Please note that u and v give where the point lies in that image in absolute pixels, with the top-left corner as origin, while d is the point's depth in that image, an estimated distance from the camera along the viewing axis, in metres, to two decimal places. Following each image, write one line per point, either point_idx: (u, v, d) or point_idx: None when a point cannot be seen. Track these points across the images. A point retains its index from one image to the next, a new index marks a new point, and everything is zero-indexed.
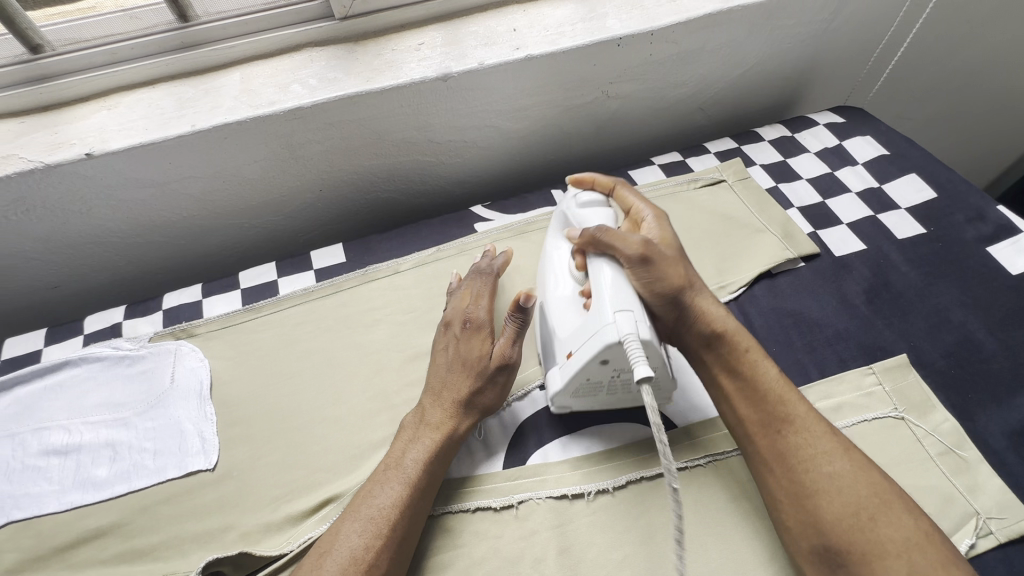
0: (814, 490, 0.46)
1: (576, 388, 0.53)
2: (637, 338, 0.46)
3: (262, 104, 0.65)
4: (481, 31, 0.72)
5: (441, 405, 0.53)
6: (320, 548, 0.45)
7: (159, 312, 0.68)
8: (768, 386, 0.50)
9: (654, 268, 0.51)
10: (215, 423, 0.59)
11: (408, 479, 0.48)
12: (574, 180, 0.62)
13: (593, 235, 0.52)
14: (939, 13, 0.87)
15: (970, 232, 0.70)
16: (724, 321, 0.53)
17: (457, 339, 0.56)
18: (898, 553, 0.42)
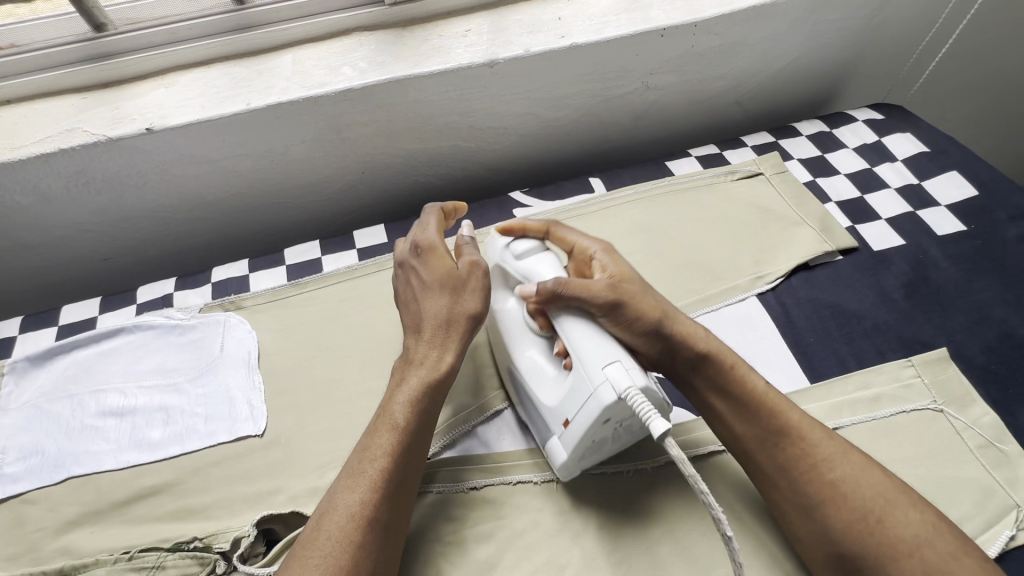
0: (820, 500, 0.46)
1: (582, 453, 0.50)
2: (637, 389, 0.43)
3: (314, 85, 0.67)
4: (526, 19, 0.73)
5: (420, 337, 0.51)
6: (322, 507, 0.44)
7: (208, 285, 0.70)
8: (760, 401, 0.49)
9: (627, 309, 0.50)
10: (263, 391, 0.61)
11: (395, 425, 0.47)
12: (503, 230, 0.58)
13: (555, 290, 0.49)
14: (983, 11, 0.86)
15: (1012, 230, 0.70)
16: (708, 340, 0.52)
17: (418, 268, 0.54)
18: (910, 552, 0.42)
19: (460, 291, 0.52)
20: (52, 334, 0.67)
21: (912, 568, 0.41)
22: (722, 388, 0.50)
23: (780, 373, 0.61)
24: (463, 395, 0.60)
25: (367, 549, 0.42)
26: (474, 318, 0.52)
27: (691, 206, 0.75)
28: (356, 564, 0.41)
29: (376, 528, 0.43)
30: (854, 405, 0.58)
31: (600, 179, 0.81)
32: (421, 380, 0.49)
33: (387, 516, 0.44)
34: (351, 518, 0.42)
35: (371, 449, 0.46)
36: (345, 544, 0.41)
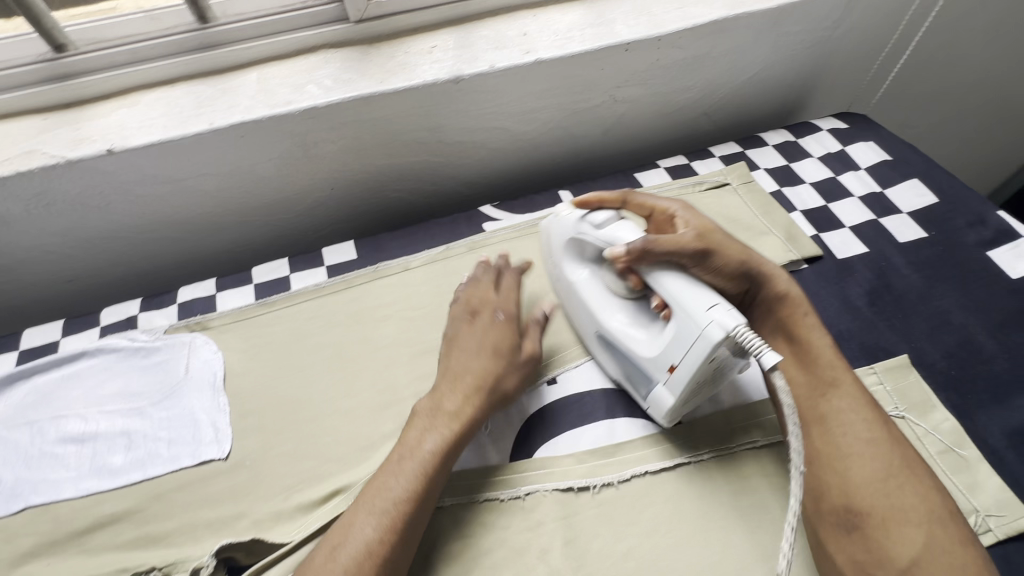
0: (848, 453, 0.49)
1: (690, 396, 0.52)
2: (744, 327, 0.45)
3: (278, 103, 0.67)
4: (492, 35, 0.74)
5: (459, 391, 0.53)
6: (356, 506, 0.47)
7: (174, 306, 0.69)
8: (823, 353, 0.55)
9: (716, 256, 0.54)
10: (228, 414, 0.60)
11: (430, 457, 0.49)
12: (579, 202, 0.60)
13: (646, 248, 0.51)
14: (940, 22, 0.88)
15: (971, 236, 0.72)
16: (788, 284, 0.58)
17: (487, 328, 0.58)
18: (917, 520, 0.45)
19: (507, 368, 0.56)
20: (12, 358, 0.66)
21: (913, 533, 0.44)
22: (792, 332, 0.56)
23: (744, 384, 0.62)
24: None
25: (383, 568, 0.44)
26: (506, 396, 0.56)
27: None
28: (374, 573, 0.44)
29: (388, 553, 0.45)
30: None
31: (570, 192, 0.81)
32: (449, 431, 0.51)
33: (404, 540, 0.46)
34: (375, 532, 0.45)
35: (401, 470, 0.49)
36: (367, 559, 0.44)
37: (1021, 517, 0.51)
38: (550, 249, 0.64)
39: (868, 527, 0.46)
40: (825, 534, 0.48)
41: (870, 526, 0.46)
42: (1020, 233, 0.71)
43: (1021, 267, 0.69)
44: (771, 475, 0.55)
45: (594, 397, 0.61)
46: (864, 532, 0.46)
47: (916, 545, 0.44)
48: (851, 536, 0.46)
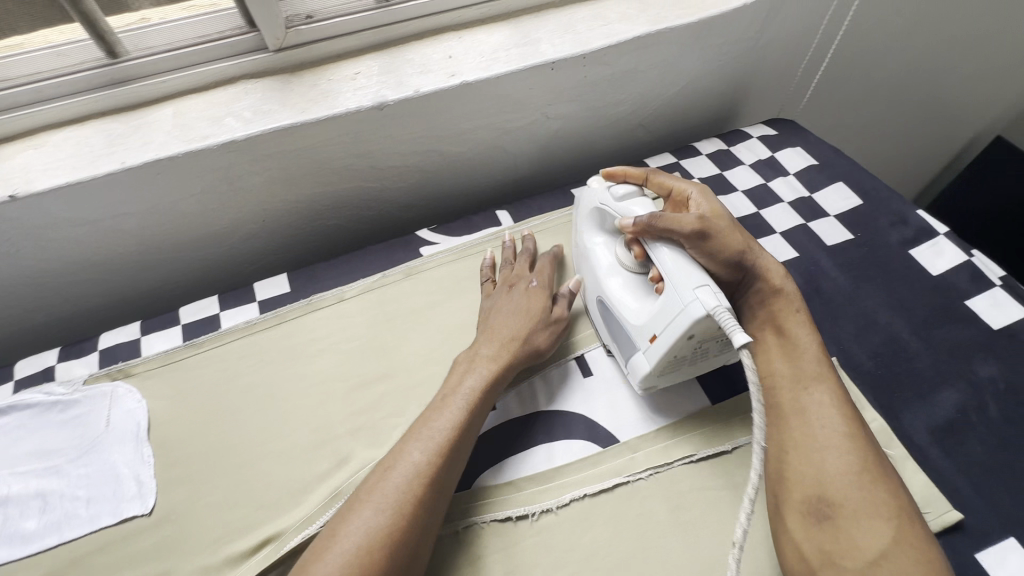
0: (824, 443, 0.48)
1: (664, 368, 0.55)
2: (725, 308, 0.48)
3: (195, 138, 0.64)
4: (417, 59, 0.73)
5: (496, 342, 0.59)
6: (416, 427, 0.52)
7: (95, 353, 0.66)
8: (808, 348, 0.55)
9: (709, 240, 0.56)
10: (152, 465, 0.57)
11: (489, 377, 0.56)
12: (607, 174, 0.67)
13: (648, 222, 0.55)
14: (857, 28, 0.92)
15: (894, 236, 0.75)
16: (783, 282, 0.60)
17: (523, 290, 0.64)
18: (886, 514, 0.44)
19: (538, 327, 0.61)
20: None
21: (881, 527, 0.43)
22: (783, 325, 0.57)
23: (682, 395, 0.62)
24: (365, 448, 0.58)
25: (442, 469, 0.49)
26: (540, 351, 0.61)
27: None
28: (434, 469, 0.49)
29: (448, 458, 0.50)
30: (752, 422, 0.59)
31: (508, 211, 0.81)
32: (501, 365, 0.57)
33: (462, 448, 0.52)
34: (440, 439, 0.50)
35: (461, 386, 0.55)
36: (428, 458, 0.49)
37: (946, 512, 0.52)
38: (576, 218, 0.69)
39: (839, 518, 0.44)
40: (795, 525, 0.46)
41: (841, 517, 0.44)
42: (939, 230, 0.74)
43: (940, 263, 0.71)
44: (709, 487, 0.55)
45: (534, 419, 0.61)
46: (834, 522, 0.44)
47: (883, 539, 0.43)
48: (822, 526, 0.45)
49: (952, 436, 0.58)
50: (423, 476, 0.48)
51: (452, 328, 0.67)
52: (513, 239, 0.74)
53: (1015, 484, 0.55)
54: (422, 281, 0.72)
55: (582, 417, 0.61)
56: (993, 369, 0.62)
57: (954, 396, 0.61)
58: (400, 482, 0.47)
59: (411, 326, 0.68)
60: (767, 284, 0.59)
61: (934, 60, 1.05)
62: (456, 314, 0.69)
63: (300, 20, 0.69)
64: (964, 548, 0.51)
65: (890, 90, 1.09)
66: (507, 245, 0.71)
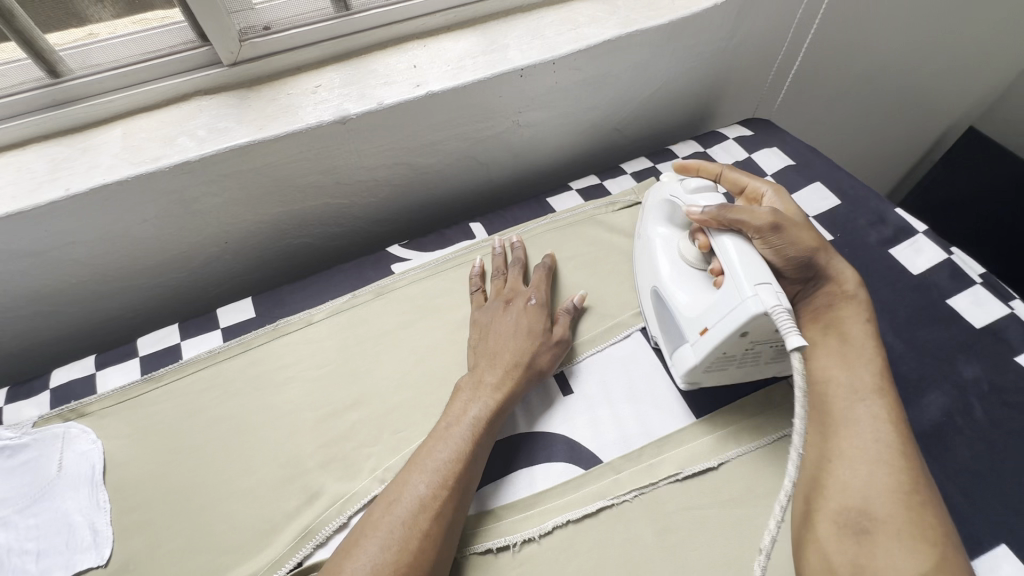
0: (873, 459, 0.46)
1: (711, 363, 0.53)
2: (784, 308, 0.46)
3: (145, 160, 0.61)
4: (380, 70, 0.70)
5: (498, 366, 0.57)
6: (421, 453, 0.50)
7: (46, 392, 0.62)
8: (870, 357, 0.53)
9: (785, 233, 0.55)
10: (108, 512, 0.54)
11: (495, 406, 0.54)
12: (681, 167, 0.66)
13: (718, 213, 0.55)
14: (829, 25, 0.91)
15: (873, 235, 0.74)
16: (855, 288, 0.58)
17: (519, 310, 0.62)
18: (931, 540, 0.41)
19: (541, 348, 0.59)
20: None
21: (924, 551, 0.41)
22: (846, 329, 0.55)
23: (666, 411, 0.60)
24: (337, 482, 0.55)
25: (449, 504, 0.47)
26: (543, 373, 0.59)
27: (572, 243, 0.74)
28: (446, 492, 0.47)
29: (456, 491, 0.48)
30: (738, 435, 0.57)
31: (481, 223, 0.79)
32: (508, 393, 0.55)
33: (467, 479, 0.49)
34: (443, 467, 0.49)
35: (465, 414, 0.53)
36: (434, 492, 0.47)
37: None
38: (644, 210, 0.69)
39: (879, 534, 0.42)
40: (827, 533, 0.44)
41: (881, 533, 0.42)
42: (918, 228, 0.73)
43: (920, 262, 0.71)
44: (697, 507, 0.53)
45: (514, 443, 0.58)
46: (873, 538, 0.42)
47: (925, 563, 0.40)
48: (858, 539, 0.42)
49: (939, 440, 0.57)
50: (428, 513, 0.46)
51: (427, 349, 0.65)
52: (505, 247, 0.72)
53: (1004, 488, 0.54)
54: (394, 301, 0.69)
55: (564, 438, 0.58)
56: (977, 369, 0.61)
57: (940, 399, 0.60)
58: (406, 516, 0.45)
59: (384, 348, 0.65)
60: (835, 288, 0.58)
61: (906, 55, 1.05)
62: (430, 334, 0.66)
63: (255, 32, 0.65)
64: None
65: (863, 86, 1.09)
66: (498, 252, 0.70)
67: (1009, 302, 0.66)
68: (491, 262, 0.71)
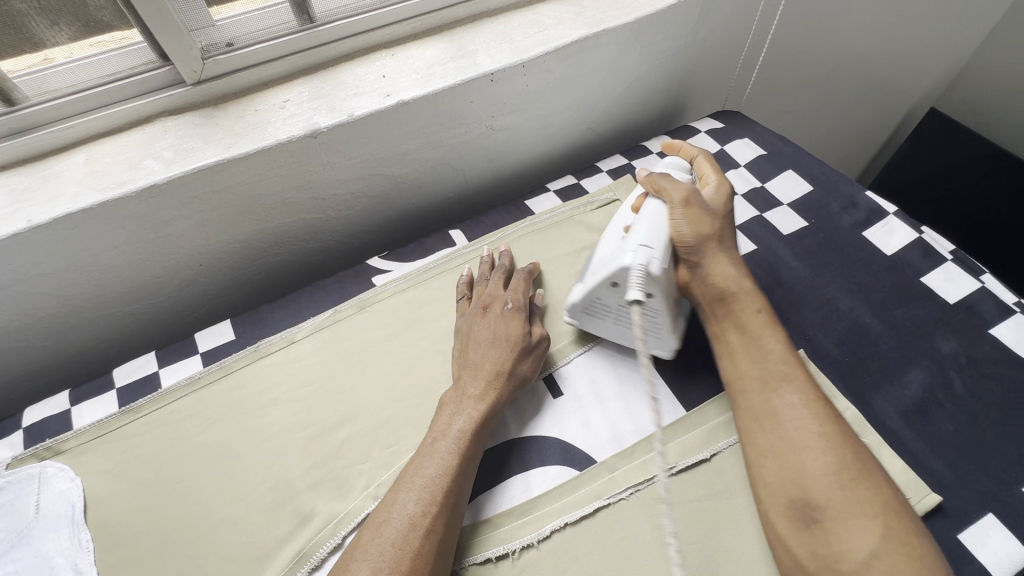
0: (800, 447, 0.48)
1: (589, 305, 0.60)
2: (644, 269, 0.53)
3: (110, 186, 0.59)
4: (350, 81, 0.69)
5: (481, 378, 0.56)
6: (411, 470, 0.50)
7: (20, 432, 0.60)
8: (769, 348, 0.54)
9: (689, 213, 0.58)
10: (92, 551, 0.52)
11: (479, 418, 0.53)
12: (666, 146, 0.72)
13: (654, 177, 0.62)
14: (791, 16, 0.93)
15: (846, 219, 0.75)
16: (739, 282, 0.58)
17: (498, 315, 0.61)
18: (874, 513, 0.43)
19: (524, 354, 0.59)
20: None
21: (869, 526, 0.43)
22: (741, 322, 0.56)
23: (656, 406, 0.60)
24: (329, 502, 0.54)
25: (440, 518, 0.47)
26: (525, 380, 0.59)
27: (553, 244, 0.74)
28: (433, 512, 0.46)
29: (448, 505, 0.48)
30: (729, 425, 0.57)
31: (461, 230, 0.78)
32: (492, 404, 0.55)
33: (457, 494, 0.49)
34: (429, 485, 0.48)
35: (449, 428, 0.52)
36: (423, 508, 0.46)
37: (925, 495, 0.52)
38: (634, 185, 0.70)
39: (827, 520, 0.44)
40: (784, 529, 0.46)
41: (829, 520, 0.44)
42: (888, 210, 0.75)
43: (893, 242, 0.72)
44: (691, 500, 0.53)
45: (506, 449, 0.58)
46: (824, 525, 0.44)
47: (874, 537, 0.42)
48: (812, 530, 0.45)
49: (922, 416, 0.58)
50: (420, 531, 0.45)
51: (412, 361, 0.64)
52: (492, 254, 0.71)
53: (987, 459, 0.55)
54: (378, 313, 0.68)
55: (556, 440, 0.58)
56: (954, 344, 0.63)
57: (920, 375, 0.61)
58: (396, 537, 0.45)
59: (369, 363, 0.64)
60: (723, 282, 0.57)
61: (866, 41, 1.08)
62: (415, 345, 0.65)
63: (218, 49, 0.64)
64: (947, 530, 0.51)
65: (827, 74, 1.12)
66: (483, 259, 0.69)
67: (980, 277, 0.68)
68: (477, 270, 0.70)
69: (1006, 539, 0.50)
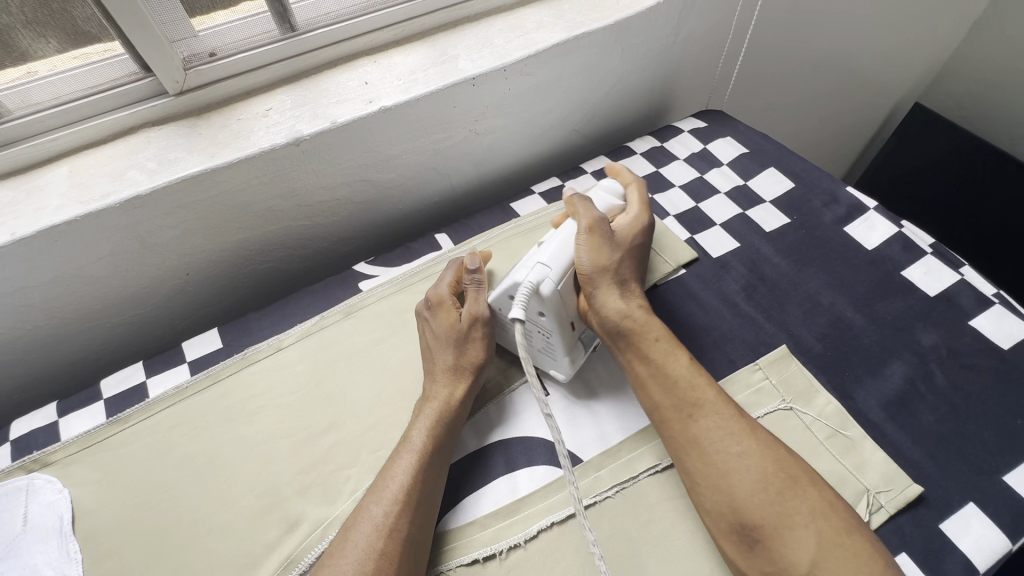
0: (726, 472, 0.49)
1: (490, 319, 0.60)
2: (532, 285, 0.54)
3: (94, 197, 0.59)
4: (333, 88, 0.70)
5: (436, 378, 0.57)
6: (376, 480, 0.51)
7: (8, 445, 0.60)
8: (678, 375, 0.55)
9: (595, 239, 0.59)
10: (81, 562, 0.52)
11: (434, 417, 0.54)
12: (609, 169, 0.72)
13: (573, 198, 0.63)
14: (771, 15, 0.94)
15: (828, 215, 0.76)
16: (632, 313, 0.58)
17: (427, 319, 0.60)
18: (806, 523, 0.45)
19: (464, 344, 0.58)
20: None
21: (806, 536, 0.44)
22: (646, 352, 0.57)
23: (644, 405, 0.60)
24: (317, 507, 0.55)
25: (404, 518, 0.48)
26: (477, 366, 0.58)
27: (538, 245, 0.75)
28: (399, 514, 0.48)
29: (410, 504, 0.49)
30: None
31: (447, 234, 0.79)
32: (444, 401, 0.56)
33: (425, 493, 0.50)
34: (393, 488, 0.49)
35: (411, 433, 0.54)
36: (387, 510, 0.48)
37: (906, 487, 0.53)
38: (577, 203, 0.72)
39: (767, 539, 0.45)
40: (733, 553, 0.47)
41: (769, 539, 0.45)
42: (869, 205, 0.76)
43: (874, 237, 0.73)
44: (676, 497, 0.54)
45: (492, 450, 0.58)
46: (766, 546, 0.45)
47: (811, 547, 0.44)
48: (756, 552, 0.46)
49: (904, 408, 0.59)
50: (384, 531, 0.47)
51: (400, 365, 0.64)
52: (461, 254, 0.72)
53: (968, 449, 0.56)
54: (365, 319, 0.69)
55: (543, 441, 0.59)
56: (935, 336, 0.64)
57: (902, 368, 0.62)
58: (364, 541, 0.46)
59: (356, 368, 0.64)
60: (621, 313, 0.58)
61: (848, 39, 1.09)
62: (401, 349, 0.66)
63: (200, 59, 0.65)
64: (929, 521, 0.52)
65: (810, 71, 1.13)
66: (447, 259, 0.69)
67: (959, 270, 0.69)
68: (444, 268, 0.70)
69: (987, 527, 0.51)
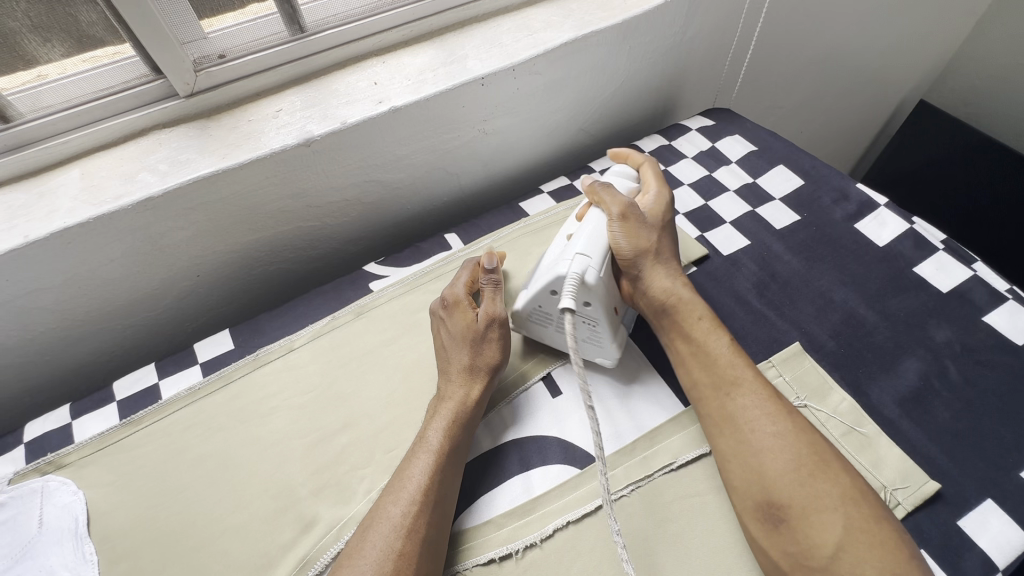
0: (759, 450, 0.49)
1: (532, 314, 0.60)
2: (578, 276, 0.54)
3: (106, 200, 0.60)
4: (342, 89, 0.70)
5: (452, 379, 0.57)
6: (393, 481, 0.51)
7: (21, 448, 0.61)
8: (719, 354, 0.55)
9: (631, 224, 0.60)
10: (97, 564, 0.52)
11: (450, 417, 0.54)
12: (613, 155, 0.72)
13: (594, 186, 0.63)
14: (777, 13, 0.94)
15: (838, 212, 0.76)
16: (677, 291, 0.59)
17: (443, 320, 0.60)
18: (835, 505, 0.45)
19: (480, 344, 0.58)
20: None
21: (833, 519, 0.44)
22: (689, 330, 0.57)
23: (658, 404, 0.60)
24: (332, 507, 0.54)
25: (423, 518, 0.48)
26: (494, 366, 0.58)
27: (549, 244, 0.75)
28: (415, 515, 0.48)
29: (428, 504, 0.49)
30: None
31: (457, 234, 0.79)
32: (460, 401, 0.56)
33: (442, 494, 0.50)
34: (413, 487, 0.49)
35: (427, 434, 0.53)
36: (407, 509, 0.48)
37: (924, 483, 0.52)
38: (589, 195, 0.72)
39: (793, 519, 0.45)
40: (756, 531, 0.47)
41: (794, 519, 0.45)
42: (879, 202, 0.76)
43: (885, 234, 0.73)
44: (692, 496, 0.53)
45: (507, 449, 0.58)
46: (791, 526, 0.45)
47: (838, 531, 0.44)
48: (780, 531, 0.46)
49: (919, 405, 0.59)
50: (403, 531, 0.47)
51: (412, 366, 0.64)
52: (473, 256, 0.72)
53: (984, 445, 0.55)
54: (377, 319, 0.69)
55: (557, 440, 0.58)
56: (948, 332, 0.63)
57: (916, 364, 0.61)
58: (384, 539, 0.46)
59: (368, 368, 0.64)
60: (663, 292, 0.58)
61: (854, 36, 1.09)
62: (413, 349, 0.66)
63: (211, 61, 0.65)
64: (947, 517, 0.51)
65: (816, 69, 1.13)
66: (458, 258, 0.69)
67: (972, 266, 0.68)
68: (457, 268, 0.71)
69: (1006, 524, 0.50)
